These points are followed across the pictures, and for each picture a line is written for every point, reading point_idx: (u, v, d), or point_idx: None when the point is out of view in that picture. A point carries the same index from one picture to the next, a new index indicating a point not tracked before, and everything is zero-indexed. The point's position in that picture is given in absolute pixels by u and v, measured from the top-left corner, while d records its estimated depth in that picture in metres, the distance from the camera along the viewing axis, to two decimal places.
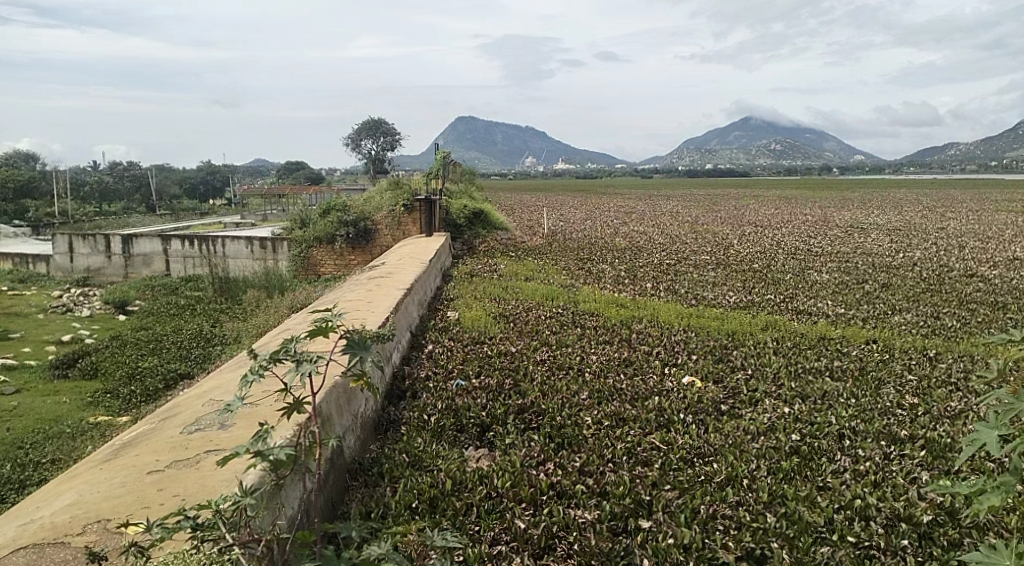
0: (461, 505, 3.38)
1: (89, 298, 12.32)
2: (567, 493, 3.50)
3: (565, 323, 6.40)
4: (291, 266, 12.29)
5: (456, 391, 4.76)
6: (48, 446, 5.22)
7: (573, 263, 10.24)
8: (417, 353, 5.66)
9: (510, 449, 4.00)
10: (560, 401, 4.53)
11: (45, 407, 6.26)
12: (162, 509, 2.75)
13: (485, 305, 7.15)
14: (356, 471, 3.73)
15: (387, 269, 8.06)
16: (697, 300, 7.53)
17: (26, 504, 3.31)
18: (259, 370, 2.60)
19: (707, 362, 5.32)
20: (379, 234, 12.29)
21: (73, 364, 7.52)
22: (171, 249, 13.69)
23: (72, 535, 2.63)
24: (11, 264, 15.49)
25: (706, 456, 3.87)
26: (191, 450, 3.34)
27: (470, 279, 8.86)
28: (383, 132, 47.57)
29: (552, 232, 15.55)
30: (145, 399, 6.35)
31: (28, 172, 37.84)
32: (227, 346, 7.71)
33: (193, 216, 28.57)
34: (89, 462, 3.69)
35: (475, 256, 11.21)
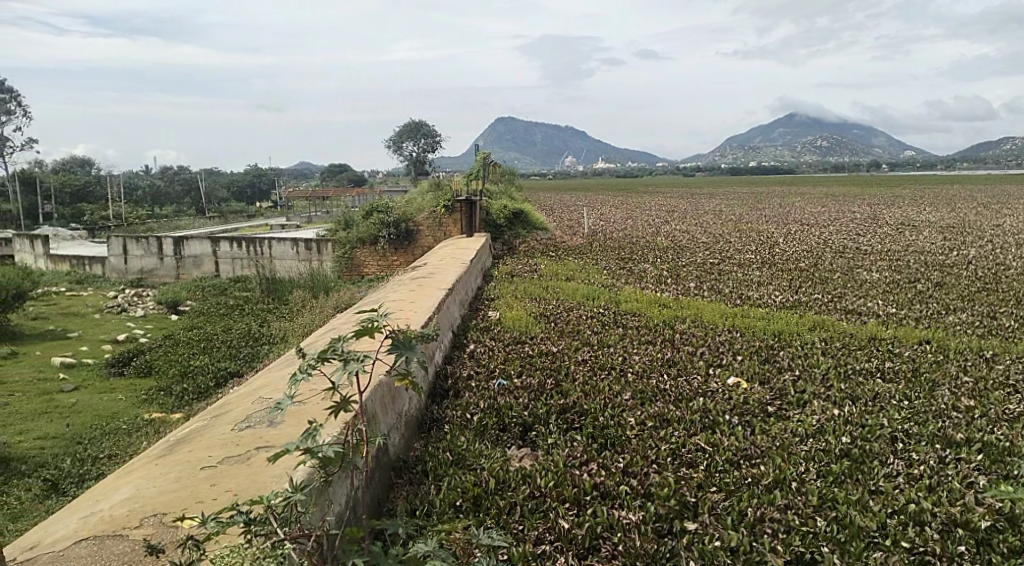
0: (505, 504, 3.38)
1: (143, 299, 12.71)
2: (611, 494, 3.47)
3: (607, 323, 6.36)
4: (336, 267, 12.50)
5: (498, 391, 4.77)
6: (106, 442, 5.41)
7: (614, 262, 10.17)
8: (459, 353, 5.69)
9: (553, 449, 3.99)
10: (603, 402, 4.51)
11: (103, 404, 6.48)
12: (216, 504, 2.82)
13: (526, 305, 7.15)
14: (400, 469, 3.77)
15: (429, 269, 8.11)
16: (742, 300, 7.41)
17: (86, 498, 3.43)
18: (307, 369, 2.64)
19: (752, 363, 5.23)
20: (421, 235, 12.40)
21: (128, 363, 7.77)
22: (220, 251, 14.04)
23: (130, 528, 2.71)
24: (70, 266, 16.11)
25: (752, 458, 3.80)
26: (242, 446, 3.42)
27: (511, 279, 8.88)
28: (423, 134, 48.00)
29: (593, 232, 15.47)
30: (197, 396, 6.53)
31: (85, 176, 39.28)
32: (274, 345, 7.87)
33: (241, 219, 29.24)
34: (146, 457, 3.81)
35: (516, 256, 11.22)
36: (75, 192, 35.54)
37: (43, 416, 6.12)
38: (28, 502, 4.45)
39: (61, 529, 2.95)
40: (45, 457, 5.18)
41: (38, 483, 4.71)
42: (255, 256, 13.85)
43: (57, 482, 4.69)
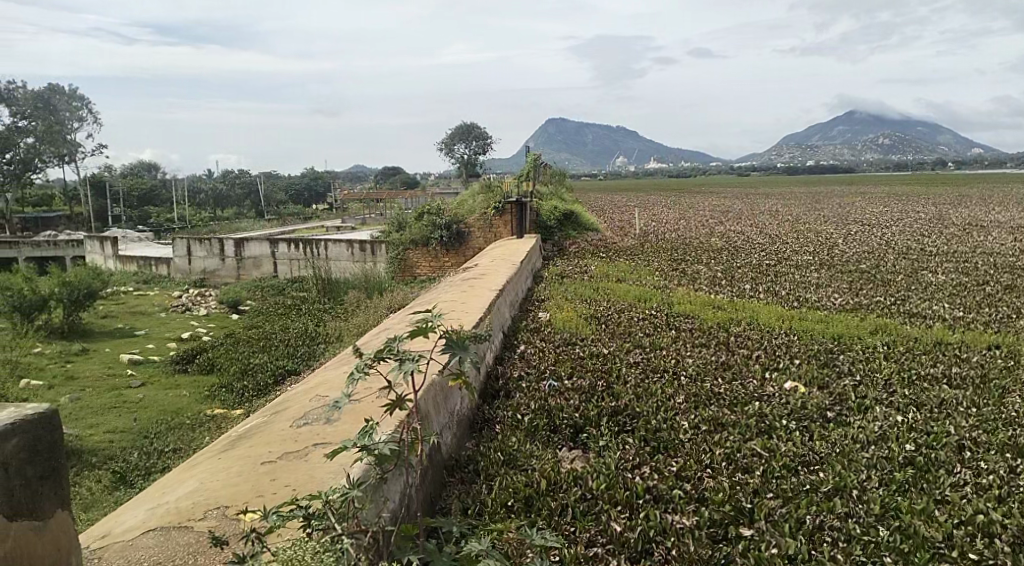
0: (556, 505, 3.37)
1: (206, 298, 13.15)
2: (664, 498, 3.43)
3: (659, 325, 6.29)
4: (389, 268, 12.71)
5: (549, 392, 4.76)
6: (170, 436, 5.61)
7: (667, 264, 10.06)
8: (510, 353, 5.72)
9: (604, 451, 3.97)
10: (655, 405, 4.46)
11: (167, 400, 6.72)
12: (275, 498, 2.90)
13: (577, 306, 7.13)
14: (453, 468, 3.81)
15: (479, 270, 8.15)
16: (799, 302, 7.23)
17: (153, 490, 3.57)
18: (363, 368, 2.67)
19: (811, 367, 5.09)
20: (472, 236, 12.50)
21: (191, 361, 8.05)
22: (279, 252, 14.42)
23: (195, 520, 2.80)
24: (137, 266, 16.80)
25: (811, 465, 3.71)
26: (300, 443, 3.50)
27: (562, 280, 8.88)
28: (473, 136, 48.42)
29: (645, 233, 15.33)
30: (256, 393, 6.72)
31: (151, 181, 40.91)
32: (329, 344, 8.05)
33: (299, 221, 30.03)
34: (209, 451, 3.94)
35: (567, 257, 11.21)
36: (142, 196, 37.02)
37: (112, 410, 6.39)
38: (99, 493, 4.64)
39: (131, 519, 3.08)
40: (114, 450, 5.40)
41: (108, 474, 4.91)
42: (311, 257, 14.18)
43: (125, 474, 4.88)
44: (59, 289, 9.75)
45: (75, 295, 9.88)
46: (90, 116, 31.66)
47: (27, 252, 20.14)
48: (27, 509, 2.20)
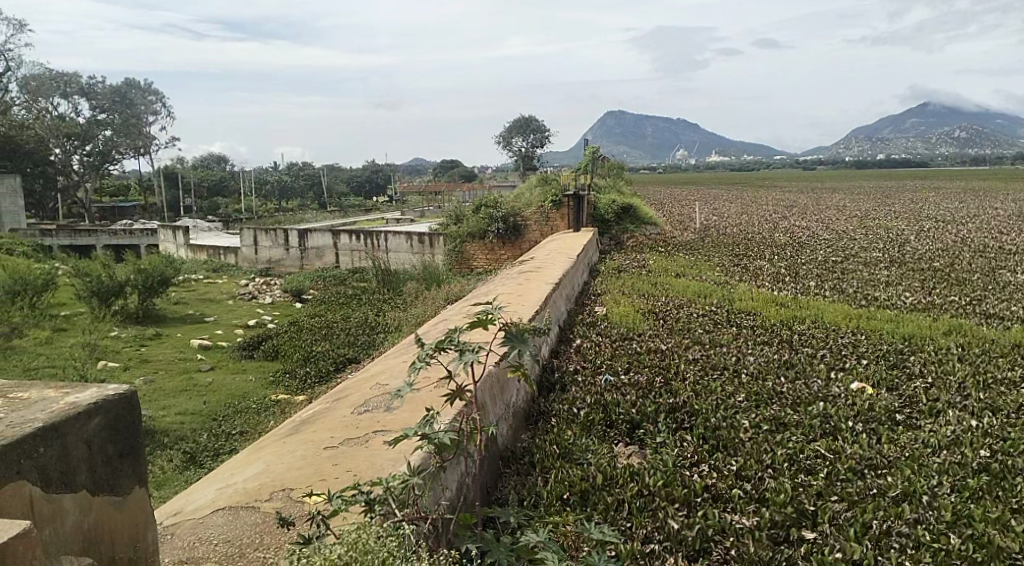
0: (612, 500, 3.36)
1: (271, 287, 13.56)
2: (722, 497, 3.38)
3: (719, 322, 6.18)
4: (447, 259, 12.84)
5: (605, 387, 4.74)
6: (237, 419, 5.81)
7: (728, 259, 9.86)
8: (566, 347, 5.71)
9: (661, 448, 3.92)
10: (714, 403, 4.38)
11: (234, 384, 6.97)
12: (337, 482, 2.97)
13: (634, 301, 7.06)
14: (508, 459, 3.84)
15: (536, 263, 8.16)
16: (867, 300, 6.99)
17: (222, 471, 3.71)
18: (425, 358, 2.70)
19: (879, 368, 4.92)
20: (529, 229, 12.51)
21: (257, 347, 8.32)
22: (340, 243, 14.75)
23: (261, 501, 2.90)
24: (207, 255, 17.43)
25: (879, 468, 3.58)
26: (362, 430, 3.57)
27: (618, 274, 8.80)
28: (531, 129, 48.43)
29: (705, 227, 15.05)
30: (318, 379, 6.90)
31: (220, 173, 42.32)
32: (389, 333, 8.19)
33: (360, 213, 30.65)
34: (274, 435, 4.07)
35: (625, 251, 11.11)
36: (211, 187, 38.38)
37: (183, 393, 6.65)
38: (171, 471, 4.85)
39: (202, 498, 3.21)
40: (185, 431, 5.63)
41: (179, 454, 5.12)
42: (372, 248, 14.45)
43: (195, 455, 5.09)
44: (134, 276, 10.19)
45: (149, 282, 10.32)
46: (165, 109, 32.92)
47: (106, 240, 21.13)
48: (108, 485, 2.30)
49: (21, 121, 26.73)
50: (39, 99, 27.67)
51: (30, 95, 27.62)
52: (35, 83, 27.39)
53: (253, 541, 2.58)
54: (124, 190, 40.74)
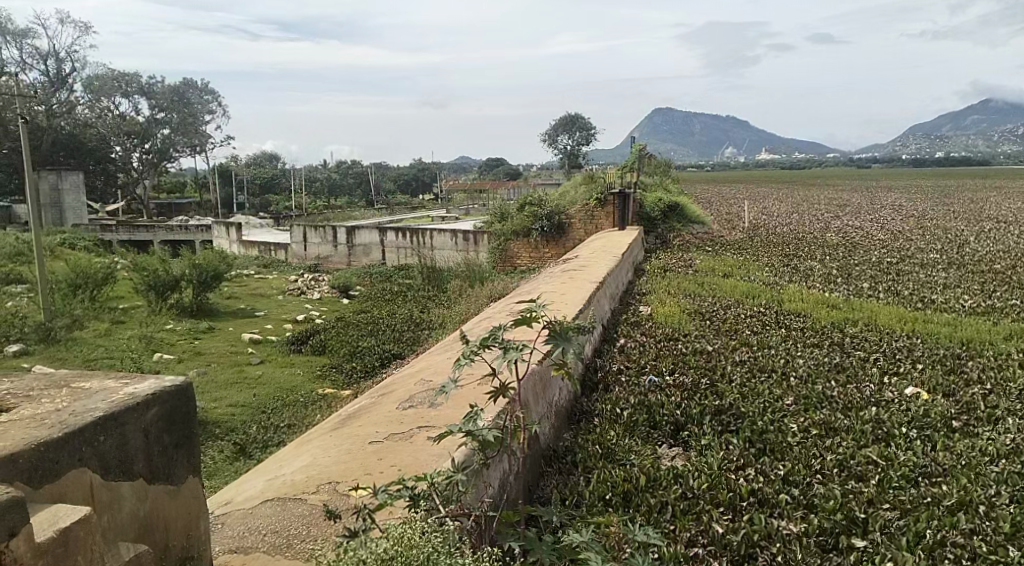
0: (656, 502, 3.32)
1: (319, 282, 13.81)
2: (770, 502, 3.30)
3: (768, 323, 6.06)
4: (491, 257, 12.90)
5: (649, 387, 4.69)
6: (285, 412, 5.93)
7: (777, 259, 9.67)
8: (609, 346, 5.67)
9: (706, 450, 3.87)
10: (762, 406, 4.30)
11: (283, 378, 7.12)
12: (382, 477, 3.01)
13: (680, 301, 6.98)
14: (551, 458, 3.84)
15: (580, 261, 8.13)
16: (924, 303, 6.77)
17: (271, 462, 3.80)
18: (469, 355, 2.70)
19: (935, 373, 4.76)
20: (573, 228, 12.48)
21: (306, 341, 8.49)
22: (387, 240, 14.96)
23: (308, 493, 2.96)
24: (258, 251, 17.86)
25: (933, 477, 3.47)
26: (406, 425, 3.62)
27: (664, 273, 8.71)
28: (577, 127, 48.32)
29: (754, 226, 14.79)
30: (363, 374, 7.02)
31: (271, 170, 43.33)
32: (433, 330, 8.27)
33: (406, 211, 30.99)
34: (321, 428, 4.14)
35: (670, 250, 10.99)
36: (263, 184, 39.33)
37: (234, 385, 6.83)
38: (222, 461, 4.98)
39: (252, 488, 3.29)
40: (235, 422, 5.78)
41: (230, 445, 5.26)
42: (418, 246, 14.59)
43: (245, 446, 5.22)
44: (189, 271, 10.50)
45: (203, 276, 10.63)
46: (219, 108, 33.80)
47: (162, 235, 21.80)
48: (164, 475, 2.38)
49: (85, 119, 27.76)
50: (101, 98, 28.66)
51: (93, 94, 28.57)
52: (97, 82, 28.42)
53: (300, 532, 2.64)
54: (180, 187, 41.98)
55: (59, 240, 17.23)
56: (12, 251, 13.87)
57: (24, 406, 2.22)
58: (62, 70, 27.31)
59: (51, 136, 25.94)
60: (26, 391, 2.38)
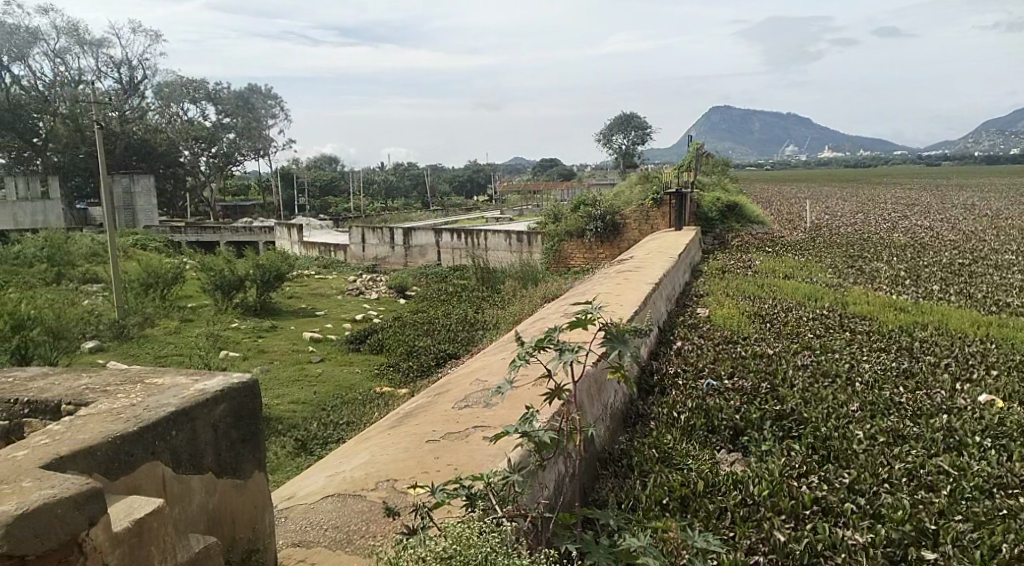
0: (714, 507, 3.26)
1: (376, 283, 14.05)
2: (834, 511, 3.20)
3: (831, 326, 5.88)
4: (545, 258, 12.93)
5: (707, 391, 4.61)
6: (344, 410, 6.06)
7: (841, 260, 9.38)
8: (666, 349, 5.60)
9: (767, 456, 3.78)
10: (825, 412, 4.17)
11: (342, 375, 7.28)
12: (439, 475, 3.04)
13: (739, 302, 6.84)
14: (606, 461, 3.81)
15: (636, 262, 8.05)
16: (999, 307, 6.45)
17: (331, 459, 3.88)
18: (524, 356, 2.67)
19: (1012, 380, 4.52)
20: (628, 228, 12.37)
21: (364, 340, 8.66)
22: (442, 241, 15.13)
23: (368, 490, 3.01)
24: (319, 252, 18.31)
25: (1010, 488, 3.30)
26: (462, 425, 3.65)
27: (722, 275, 8.56)
28: (632, 126, 47.96)
29: (816, 226, 14.39)
30: (420, 373, 7.12)
31: (330, 173, 44.37)
32: (487, 330, 8.32)
33: (460, 212, 31.26)
34: (379, 426, 4.21)
35: (728, 250, 10.78)
36: (323, 186, 40.29)
37: (295, 383, 7.02)
38: (284, 457, 5.12)
39: (313, 484, 3.37)
40: (297, 419, 5.94)
41: (291, 441, 5.40)
42: (472, 247, 14.70)
43: (306, 442, 5.35)
44: (253, 271, 10.84)
45: (266, 276, 10.95)
46: (282, 113, 34.76)
47: (228, 236, 22.57)
48: (231, 468, 2.46)
49: (156, 125, 28.99)
50: (171, 104, 30.09)
51: (163, 100, 30.05)
52: (167, 89, 29.82)
53: (360, 528, 2.69)
54: (244, 190, 43.39)
55: (132, 241, 18.01)
56: (89, 251, 14.59)
57: (102, 401, 2.33)
58: (135, 79, 28.74)
59: (125, 142, 27.17)
60: (104, 386, 2.49)
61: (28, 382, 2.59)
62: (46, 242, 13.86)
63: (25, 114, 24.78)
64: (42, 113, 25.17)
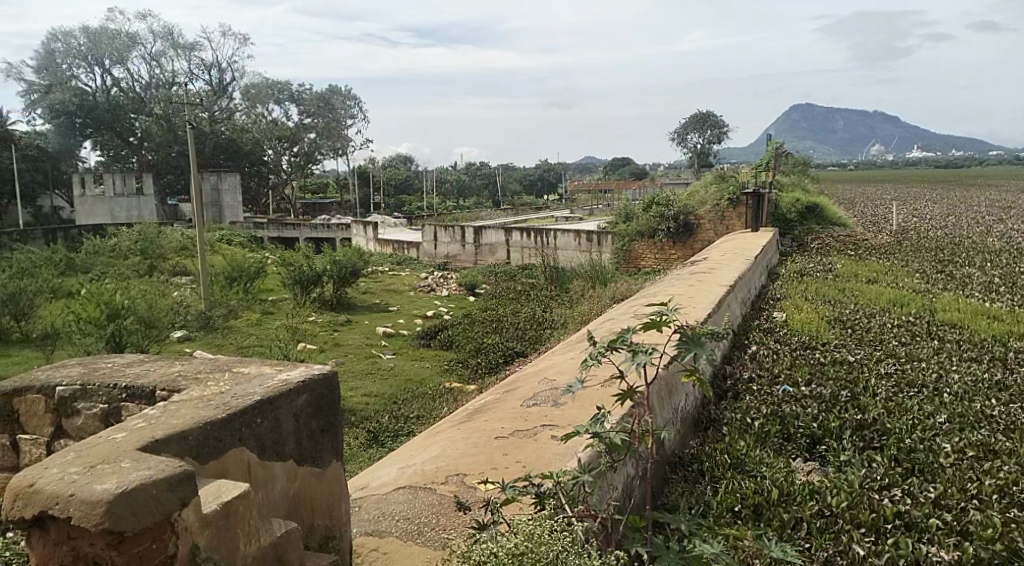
0: (789, 517, 3.16)
1: (447, 280, 14.26)
2: (918, 526, 3.05)
3: (918, 334, 5.60)
4: (614, 258, 12.84)
5: (782, 397, 4.48)
6: (415, 404, 6.18)
7: (929, 264, 8.95)
8: (739, 353, 5.47)
9: (846, 467, 3.64)
10: (910, 422, 3.98)
11: (412, 370, 7.42)
12: (508, 472, 3.07)
13: (817, 307, 6.62)
14: (676, 465, 3.75)
15: (710, 264, 7.89)
16: None
17: (402, 451, 3.96)
18: (597, 356, 2.63)
19: None
20: (701, 228, 12.16)
21: (434, 336, 8.82)
22: (512, 240, 15.22)
23: (438, 483, 3.07)
24: (392, 249, 18.71)
25: None
26: (531, 423, 3.67)
27: (800, 277, 8.29)
28: (708, 125, 47.10)
29: (902, 229, 13.78)
30: (488, 371, 7.21)
31: (404, 172, 45.26)
32: (555, 329, 8.32)
33: (531, 211, 31.41)
34: (449, 421, 4.27)
35: (807, 253, 10.44)
36: (397, 185, 41.15)
37: (368, 375, 7.20)
38: (357, 447, 5.26)
39: (385, 475, 3.46)
40: (369, 411, 6.09)
41: (364, 433, 5.54)
42: (542, 246, 14.71)
43: (378, 434, 5.47)
44: (330, 267, 11.19)
45: (342, 272, 11.28)
46: (360, 113, 35.57)
47: (307, 233, 23.38)
48: (311, 457, 2.54)
49: (241, 125, 30.25)
50: (257, 105, 31.32)
51: (249, 101, 31.28)
52: (253, 90, 31.03)
53: (431, 521, 2.74)
54: (322, 189, 44.75)
55: (217, 236, 18.81)
56: (180, 246, 15.35)
57: (193, 388, 2.45)
58: (224, 81, 30.04)
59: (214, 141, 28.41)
60: (195, 373, 2.63)
61: (126, 368, 2.75)
62: (141, 236, 14.68)
63: (123, 114, 26.53)
64: (139, 113, 26.89)
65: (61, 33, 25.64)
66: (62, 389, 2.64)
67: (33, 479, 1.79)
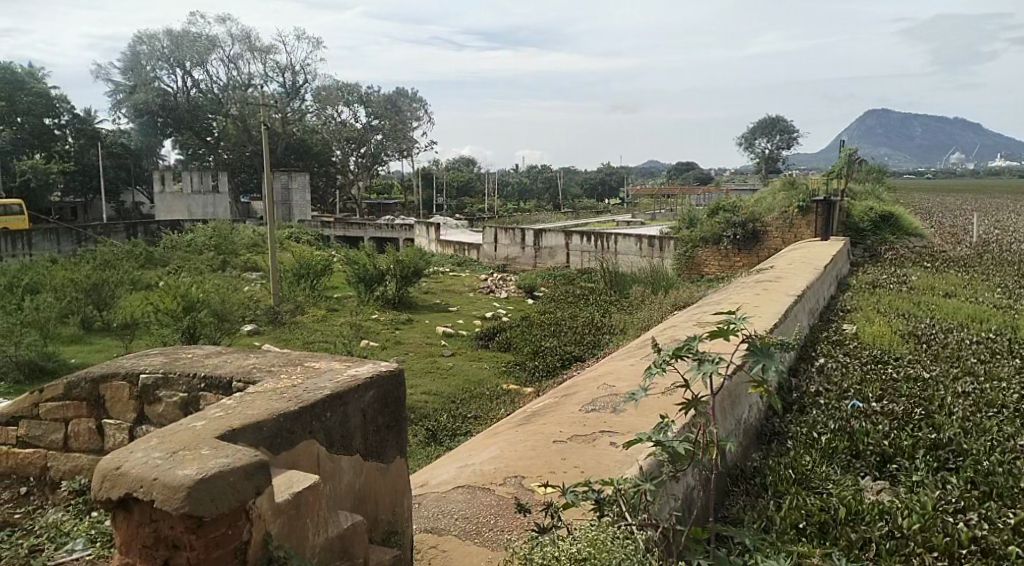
0: (857, 537, 3.05)
1: (506, 282, 14.32)
2: (995, 552, 2.90)
3: (999, 352, 5.33)
4: (676, 264, 12.66)
5: (851, 413, 4.33)
6: (472, 404, 6.25)
7: (1013, 278, 8.52)
8: (806, 365, 5.33)
9: (918, 487, 3.48)
10: (988, 444, 3.80)
11: (470, 370, 7.49)
12: (567, 476, 3.07)
13: (889, 320, 6.37)
14: (737, 477, 3.68)
15: (777, 273, 7.67)
16: None
17: (461, 450, 3.99)
18: (661, 363, 2.57)
19: None
20: (768, 235, 11.91)
21: (493, 337, 8.88)
22: (572, 243, 15.17)
23: (496, 484, 3.09)
24: (452, 249, 18.89)
25: None
26: (589, 428, 3.66)
27: (872, 289, 8.02)
28: (778, 131, 46.03)
29: (985, 241, 13.17)
30: (545, 374, 7.21)
31: (467, 173, 45.63)
32: (614, 334, 8.27)
33: (592, 215, 31.15)
34: (507, 423, 4.28)
35: (880, 264, 10.08)
36: (458, 187, 41.53)
37: (428, 374, 7.30)
38: (416, 444, 5.34)
39: (444, 473, 3.50)
40: (428, 409, 6.18)
41: (423, 430, 5.62)
42: (602, 250, 14.61)
43: (436, 432, 5.54)
44: (393, 266, 11.40)
45: (404, 271, 11.45)
46: (425, 116, 35.96)
47: (371, 232, 23.84)
48: (377, 452, 2.59)
49: (311, 127, 31.10)
50: (327, 107, 32.06)
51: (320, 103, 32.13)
52: (324, 92, 31.68)
53: (490, 521, 2.76)
54: (384, 190, 45.55)
55: (285, 234, 19.35)
56: (250, 243, 15.85)
57: (268, 380, 2.54)
58: (297, 84, 30.80)
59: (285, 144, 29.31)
60: (268, 366, 2.72)
61: (205, 358, 2.88)
62: (213, 233, 15.24)
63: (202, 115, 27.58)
64: (216, 114, 27.91)
65: (146, 36, 26.86)
66: (145, 377, 2.77)
67: (119, 462, 1.89)
